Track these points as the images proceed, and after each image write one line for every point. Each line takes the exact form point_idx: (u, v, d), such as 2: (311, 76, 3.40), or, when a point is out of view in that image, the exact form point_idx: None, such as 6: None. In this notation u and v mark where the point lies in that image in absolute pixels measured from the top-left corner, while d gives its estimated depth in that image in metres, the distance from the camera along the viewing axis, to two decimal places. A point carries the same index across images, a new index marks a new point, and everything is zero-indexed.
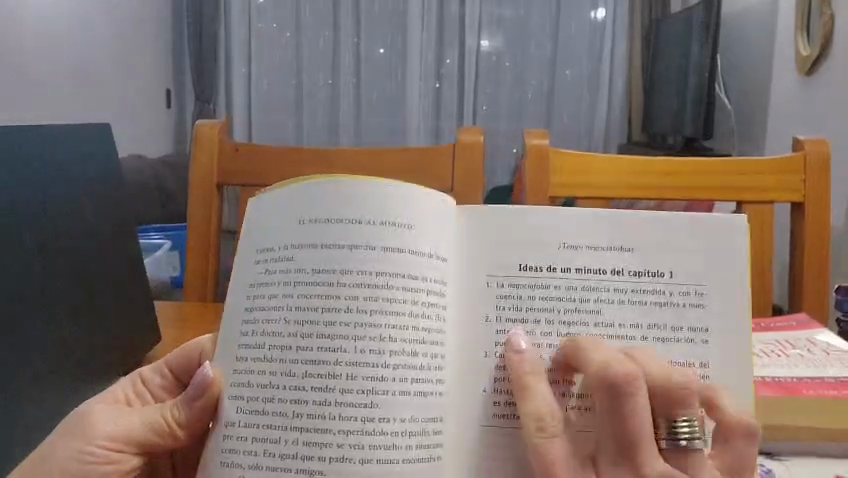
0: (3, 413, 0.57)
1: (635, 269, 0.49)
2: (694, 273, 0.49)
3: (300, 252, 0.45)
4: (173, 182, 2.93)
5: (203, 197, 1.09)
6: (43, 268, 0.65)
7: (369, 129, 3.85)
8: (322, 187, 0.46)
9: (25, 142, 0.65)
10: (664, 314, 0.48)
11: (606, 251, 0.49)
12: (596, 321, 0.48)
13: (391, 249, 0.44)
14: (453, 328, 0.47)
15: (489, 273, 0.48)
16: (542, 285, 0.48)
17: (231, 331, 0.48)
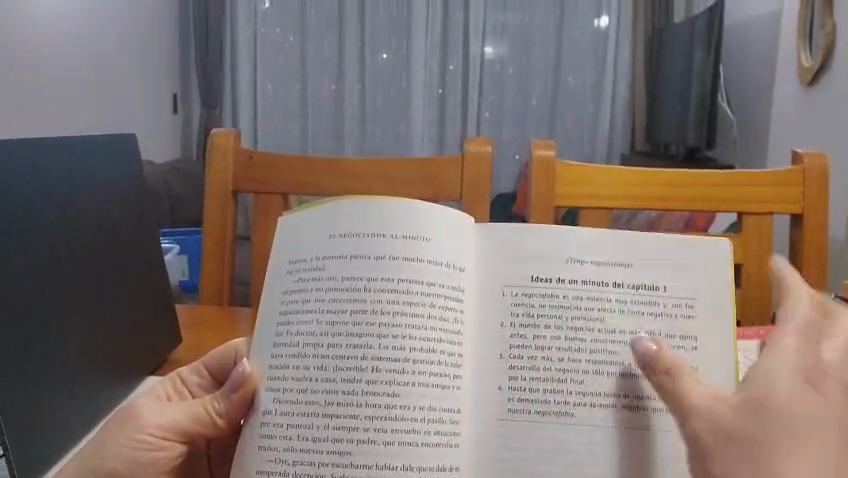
0: (35, 407, 0.60)
1: (633, 282, 0.52)
2: (682, 287, 0.52)
3: (330, 262, 0.50)
4: (180, 186, 2.97)
5: (218, 204, 1.12)
6: (74, 270, 0.68)
7: (375, 134, 3.88)
8: (353, 205, 0.51)
9: (58, 148, 0.69)
10: (658, 323, 0.52)
11: (610, 266, 0.52)
12: (597, 328, 0.51)
13: (411, 257, 0.49)
14: (470, 329, 0.50)
15: (504, 284, 0.51)
16: (551, 295, 0.51)
17: (265, 333, 0.51)
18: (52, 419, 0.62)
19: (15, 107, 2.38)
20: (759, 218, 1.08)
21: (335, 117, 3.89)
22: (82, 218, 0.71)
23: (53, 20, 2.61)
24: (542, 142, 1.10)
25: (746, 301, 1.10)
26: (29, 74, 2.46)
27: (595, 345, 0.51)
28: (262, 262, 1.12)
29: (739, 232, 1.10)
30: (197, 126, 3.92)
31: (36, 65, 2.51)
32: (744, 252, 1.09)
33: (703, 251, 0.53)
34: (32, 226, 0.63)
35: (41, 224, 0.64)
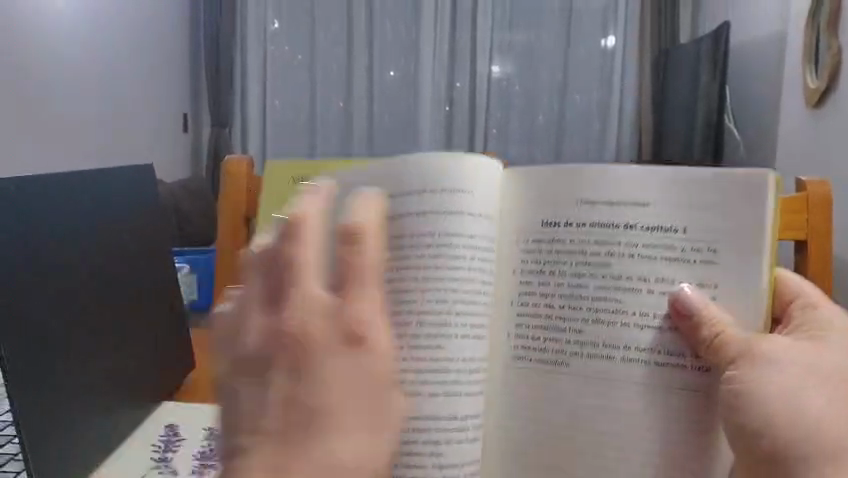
0: (63, 425, 0.61)
1: (649, 222, 0.52)
2: (706, 232, 0.51)
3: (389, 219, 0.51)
4: (188, 206, 2.99)
5: (230, 230, 1.14)
6: (99, 296, 0.70)
7: (382, 153, 3.91)
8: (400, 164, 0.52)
9: (83, 180, 0.71)
10: (675, 269, 0.52)
11: (630, 206, 0.52)
12: (605, 275, 0.52)
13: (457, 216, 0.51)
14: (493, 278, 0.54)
15: (525, 235, 0.55)
16: (558, 241, 0.54)
17: None
18: (77, 437, 0.63)
19: (25, 123, 2.42)
20: None
21: (344, 136, 3.92)
22: (106, 253, 0.73)
23: (65, 42, 2.66)
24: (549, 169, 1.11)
25: None
26: (41, 91, 2.51)
27: (598, 289, 0.53)
28: None
29: None
30: (206, 145, 3.95)
31: (49, 83, 2.55)
32: None
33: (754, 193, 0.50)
34: (61, 252, 0.65)
35: (72, 260, 0.66)
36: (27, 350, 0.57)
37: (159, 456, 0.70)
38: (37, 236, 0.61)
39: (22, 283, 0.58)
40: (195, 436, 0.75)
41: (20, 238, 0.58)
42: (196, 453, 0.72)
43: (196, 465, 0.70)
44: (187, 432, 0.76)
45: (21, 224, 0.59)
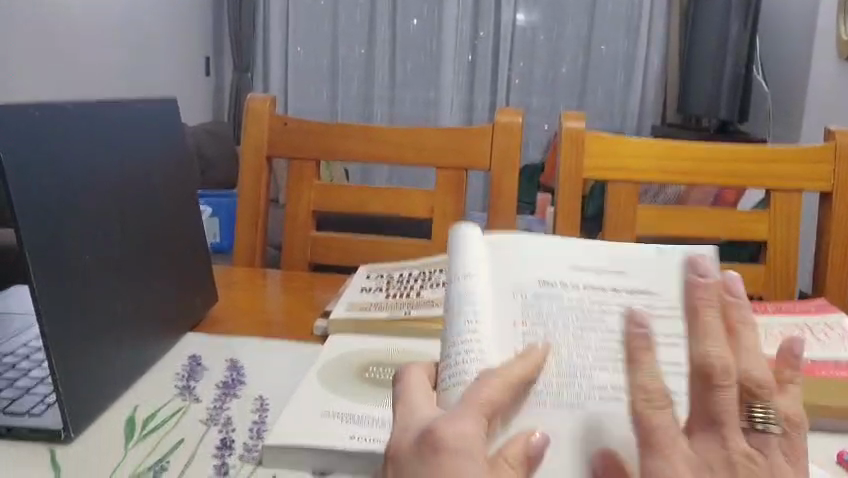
0: (89, 354, 0.62)
1: (624, 285, 0.47)
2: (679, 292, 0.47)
3: (451, 314, 0.43)
4: (212, 148, 2.99)
5: (254, 169, 1.15)
6: (121, 229, 0.71)
7: (404, 100, 3.87)
8: (457, 254, 0.45)
9: (105, 111, 0.71)
10: (664, 321, 0.45)
11: (597, 274, 0.47)
12: (601, 328, 0.45)
13: (470, 291, 0.44)
14: (496, 338, 0.43)
15: (515, 286, 0.46)
16: (557, 300, 0.46)
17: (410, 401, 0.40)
18: (106, 369, 0.64)
19: (46, 59, 2.42)
20: (788, 195, 1.08)
21: (365, 83, 3.87)
22: (129, 185, 0.73)
23: None
24: (572, 114, 1.10)
25: (771, 277, 1.10)
26: (61, 28, 2.50)
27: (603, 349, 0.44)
28: (296, 225, 1.15)
29: (767, 209, 1.10)
30: (228, 91, 3.94)
31: (67, 20, 2.52)
32: (771, 229, 1.09)
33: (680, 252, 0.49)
34: (83, 182, 0.65)
35: (92, 189, 0.66)
36: (46, 277, 0.58)
37: (182, 385, 0.68)
38: (55, 162, 0.61)
39: (39, 207, 0.58)
40: (219, 365, 0.72)
41: (36, 164, 0.59)
42: (220, 382, 0.68)
43: (218, 394, 0.66)
44: (211, 362, 0.73)
45: (35, 144, 0.59)
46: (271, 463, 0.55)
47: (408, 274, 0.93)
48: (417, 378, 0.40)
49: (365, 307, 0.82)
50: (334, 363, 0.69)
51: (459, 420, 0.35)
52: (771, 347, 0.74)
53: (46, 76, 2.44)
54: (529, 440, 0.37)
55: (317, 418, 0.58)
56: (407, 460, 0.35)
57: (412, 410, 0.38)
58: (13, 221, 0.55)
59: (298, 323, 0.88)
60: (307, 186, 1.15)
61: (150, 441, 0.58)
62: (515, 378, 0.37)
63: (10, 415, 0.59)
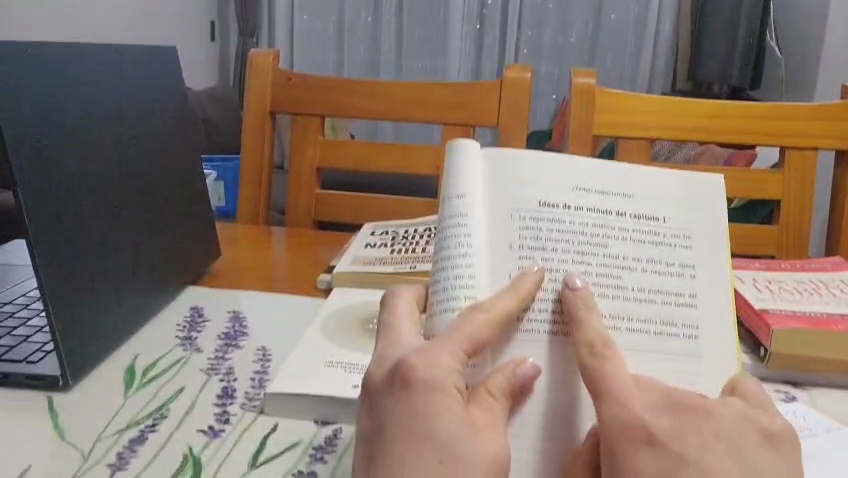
0: (88, 301, 0.61)
1: (634, 212, 0.46)
2: (681, 216, 0.47)
3: (444, 240, 0.43)
4: (216, 114, 2.93)
5: (258, 124, 1.13)
6: (119, 178, 0.69)
7: (411, 68, 3.43)
8: (455, 171, 0.44)
9: (99, 57, 0.69)
10: (660, 251, 0.46)
11: (612, 196, 0.46)
12: (603, 254, 0.45)
13: (463, 216, 0.43)
14: (486, 267, 0.43)
15: (512, 208, 0.44)
16: (558, 221, 0.45)
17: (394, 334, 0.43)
18: (105, 318, 0.63)
19: None
20: (803, 152, 1.06)
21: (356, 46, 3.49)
22: (128, 135, 0.71)
23: None
24: (583, 70, 1.07)
25: (783, 236, 1.07)
26: None
27: (602, 274, 0.44)
28: (300, 182, 1.13)
29: (781, 168, 1.08)
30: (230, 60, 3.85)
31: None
32: (784, 187, 1.07)
33: (700, 185, 0.48)
34: (79, 127, 0.63)
35: (90, 136, 0.65)
36: (42, 226, 0.56)
37: (184, 336, 0.67)
38: (47, 105, 0.59)
39: (39, 164, 0.57)
40: (220, 318, 0.71)
41: (28, 107, 0.57)
42: (222, 333, 0.67)
43: (220, 344, 0.65)
44: (213, 314, 0.72)
45: (27, 86, 0.57)
46: (274, 412, 0.54)
47: (414, 231, 0.91)
48: (405, 306, 0.45)
49: (369, 263, 0.81)
50: (337, 315, 0.68)
51: (440, 352, 0.40)
52: (786, 300, 0.72)
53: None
54: (515, 370, 0.40)
55: (321, 369, 0.57)
56: (393, 386, 0.39)
57: (396, 339, 0.42)
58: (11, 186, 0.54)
59: (302, 277, 0.86)
60: (312, 143, 1.13)
61: (150, 389, 0.57)
62: (502, 315, 0.40)
63: (6, 363, 0.58)
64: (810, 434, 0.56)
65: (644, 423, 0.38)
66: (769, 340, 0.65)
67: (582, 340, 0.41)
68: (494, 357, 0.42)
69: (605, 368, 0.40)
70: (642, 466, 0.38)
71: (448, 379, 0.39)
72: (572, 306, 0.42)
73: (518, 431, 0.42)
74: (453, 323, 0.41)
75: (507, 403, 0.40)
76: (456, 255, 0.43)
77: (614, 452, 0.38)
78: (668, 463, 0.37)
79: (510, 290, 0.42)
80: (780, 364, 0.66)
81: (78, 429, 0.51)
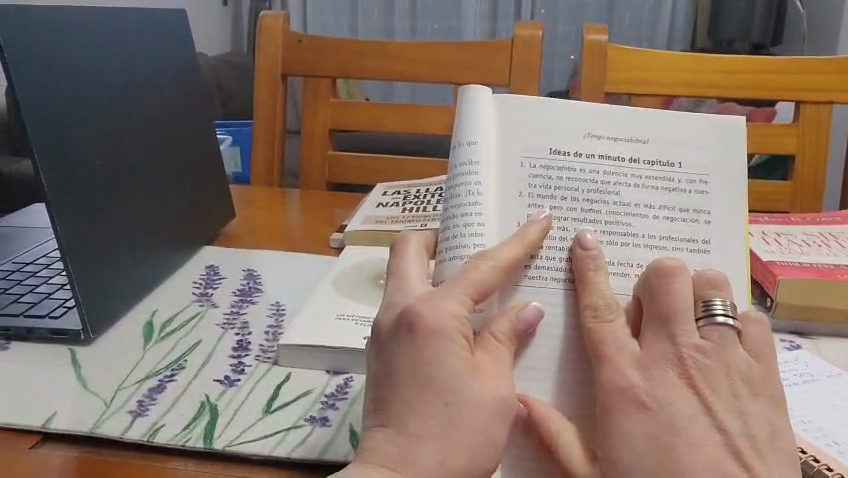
0: (104, 260, 0.62)
1: (649, 158, 0.46)
2: (699, 160, 0.46)
3: (454, 189, 0.44)
4: (232, 81, 2.92)
5: (269, 88, 1.13)
6: (133, 142, 0.71)
7: (426, 29, 3.37)
8: (465, 121, 0.44)
9: (109, 21, 0.70)
10: (673, 197, 0.46)
11: (624, 143, 0.46)
12: (614, 202, 0.45)
13: (473, 165, 0.44)
14: (495, 216, 0.44)
15: (523, 155, 0.45)
16: (569, 169, 0.45)
17: (401, 281, 0.44)
18: (123, 276, 0.65)
19: None
20: (818, 106, 1.04)
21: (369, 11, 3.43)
22: (138, 95, 0.72)
23: None
24: (595, 26, 1.07)
25: (797, 192, 1.07)
26: None
27: (610, 222, 0.45)
28: (313, 146, 1.14)
29: (795, 122, 1.07)
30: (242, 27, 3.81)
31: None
32: (799, 142, 1.06)
33: (721, 127, 0.47)
34: (92, 90, 0.65)
35: (101, 97, 0.66)
36: (59, 190, 0.58)
37: (200, 292, 0.69)
38: (60, 68, 0.61)
39: (48, 120, 0.58)
40: (235, 275, 0.73)
41: (39, 70, 0.58)
42: (237, 289, 0.69)
43: (235, 299, 0.67)
44: (229, 272, 0.74)
45: (39, 51, 0.58)
46: (286, 362, 0.56)
47: (425, 191, 0.92)
48: (414, 251, 0.46)
49: (381, 221, 0.82)
50: (347, 272, 0.70)
51: (445, 300, 0.40)
52: (793, 253, 0.72)
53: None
54: (518, 314, 0.42)
55: (331, 321, 0.59)
56: (398, 334, 0.40)
57: (404, 284, 0.43)
58: (28, 153, 0.55)
59: (316, 237, 0.88)
60: (323, 106, 1.13)
61: (168, 343, 0.59)
62: (508, 262, 0.42)
63: (30, 318, 0.60)
64: (811, 380, 0.58)
65: (635, 390, 0.41)
66: (775, 291, 0.66)
67: (589, 304, 0.43)
68: (503, 301, 0.43)
69: (605, 332, 0.43)
70: (634, 431, 0.41)
71: (453, 326, 0.40)
72: (581, 267, 0.44)
73: (531, 373, 0.43)
74: (460, 271, 0.41)
75: (513, 346, 0.42)
76: (466, 203, 0.43)
77: (608, 412, 0.41)
78: (656, 428, 0.40)
79: (517, 237, 0.43)
80: (785, 314, 0.67)
81: (100, 379, 0.53)
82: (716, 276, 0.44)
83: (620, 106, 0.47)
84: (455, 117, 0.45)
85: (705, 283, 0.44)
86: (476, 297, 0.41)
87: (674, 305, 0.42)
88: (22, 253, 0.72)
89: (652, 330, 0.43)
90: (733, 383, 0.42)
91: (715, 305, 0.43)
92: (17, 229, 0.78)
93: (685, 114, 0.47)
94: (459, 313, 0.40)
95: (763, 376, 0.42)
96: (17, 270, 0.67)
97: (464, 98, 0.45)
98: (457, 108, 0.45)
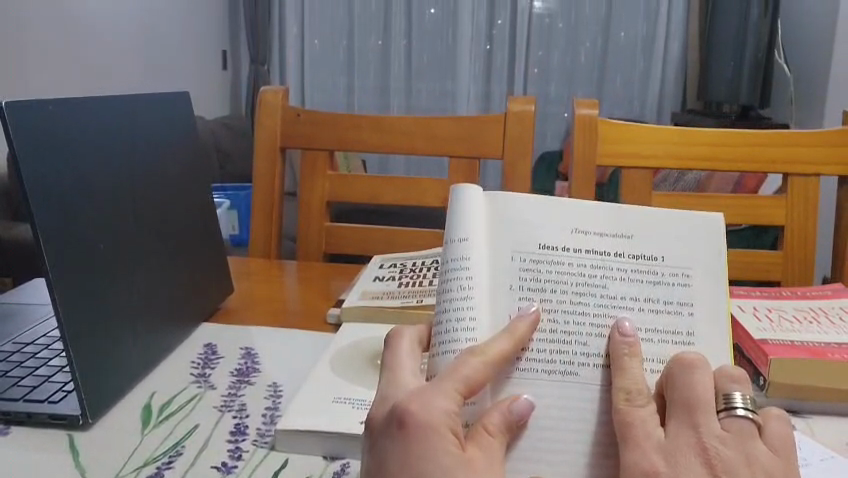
0: (104, 340, 0.63)
1: (634, 252, 0.47)
2: (681, 254, 0.48)
3: (446, 285, 0.45)
4: (231, 142, 2.97)
5: (269, 161, 1.16)
6: (136, 220, 0.72)
7: (422, 92, 3.45)
8: (459, 219, 0.46)
9: (119, 108, 0.72)
10: (658, 290, 0.47)
11: (610, 237, 0.47)
12: (601, 295, 0.46)
13: (465, 261, 0.45)
14: (486, 309, 0.45)
15: (513, 250, 0.46)
16: (557, 263, 0.46)
17: (395, 376, 0.45)
18: (119, 356, 0.65)
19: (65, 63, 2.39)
20: (805, 179, 1.07)
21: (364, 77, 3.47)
22: (141, 175, 0.74)
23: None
24: (586, 100, 1.09)
25: (788, 263, 1.08)
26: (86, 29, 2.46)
27: (598, 313, 0.46)
28: (311, 217, 1.16)
29: (784, 193, 1.09)
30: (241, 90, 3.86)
31: (86, 10, 2.45)
32: (788, 213, 1.08)
33: (699, 225, 0.49)
34: (97, 173, 0.66)
35: (107, 178, 0.68)
36: (59, 262, 0.59)
37: (198, 373, 0.69)
38: (68, 150, 0.63)
39: (53, 196, 0.60)
40: (233, 354, 0.73)
41: (44, 146, 0.59)
42: (235, 369, 0.70)
43: (233, 381, 0.67)
44: (227, 351, 0.74)
45: (46, 127, 0.60)
46: (286, 448, 0.56)
47: (422, 264, 0.94)
48: (409, 344, 0.47)
49: (378, 296, 0.83)
50: (345, 351, 0.70)
51: (436, 397, 0.41)
52: (784, 330, 0.73)
53: (74, 71, 2.39)
54: (511, 406, 0.42)
55: (329, 404, 0.59)
56: (390, 433, 0.41)
57: (398, 379, 0.44)
58: (28, 217, 0.56)
59: (312, 311, 0.88)
60: (320, 178, 1.15)
61: (165, 428, 0.59)
62: (498, 356, 0.42)
63: (30, 402, 0.60)
64: (815, 462, 0.58)
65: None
66: (766, 370, 0.67)
67: (619, 386, 0.44)
68: (496, 394, 0.44)
69: (635, 415, 0.43)
70: None
71: (444, 422, 0.41)
72: (617, 352, 0.45)
73: (544, 462, 0.43)
74: (451, 366, 0.42)
75: (507, 439, 0.42)
76: (459, 298, 0.45)
77: None
78: None
79: (506, 332, 0.43)
80: (780, 394, 0.67)
81: (99, 466, 0.53)
82: (738, 372, 0.46)
83: (603, 203, 0.48)
84: (446, 212, 0.46)
85: (725, 377, 0.46)
86: (468, 393, 0.42)
87: (693, 396, 0.43)
88: (22, 332, 0.72)
89: (677, 421, 0.44)
90: (752, 472, 0.42)
91: (735, 399, 0.44)
92: (20, 306, 0.79)
93: (668, 211, 0.49)
94: (448, 410, 0.41)
95: (782, 468, 0.43)
96: (17, 352, 0.68)
97: (456, 195, 0.46)
98: (450, 204, 0.46)
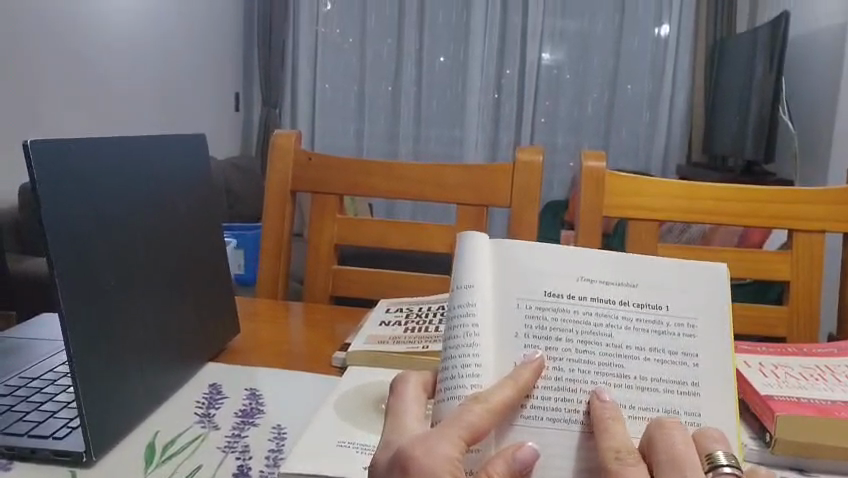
0: (110, 379, 0.63)
1: (639, 301, 0.48)
2: (686, 304, 0.48)
3: (451, 332, 0.46)
4: (240, 184, 2.99)
5: (278, 204, 1.17)
6: (147, 259, 0.73)
7: (430, 139, 3.48)
8: (464, 267, 0.47)
9: (135, 150, 0.73)
10: (662, 340, 0.47)
11: (615, 285, 0.48)
12: (606, 344, 0.47)
13: (469, 308, 0.46)
14: (491, 356, 0.45)
15: (518, 296, 0.47)
16: (563, 309, 0.47)
17: (400, 424, 0.46)
18: (124, 394, 0.65)
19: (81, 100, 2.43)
20: (811, 236, 1.07)
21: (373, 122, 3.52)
22: (153, 216, 0.75)
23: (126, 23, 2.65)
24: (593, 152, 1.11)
25: (793, 320, 1.08)
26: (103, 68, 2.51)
27: (602, 363, 0.46)
28: (318, 260, 1.17)
29: (789, 249, 1.09)
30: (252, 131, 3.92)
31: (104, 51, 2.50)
32: (793, 270, 1.08)
33: (701, 277, 0.49)
34: (111, 213, 0.67)
35: (120, 218, 0.69)
36: (70, 299, 0.59)
37: (202, 413, 0.69)
38: (85, 189, 0.64)
39: (69, 236, 0.60)
40: (237, 395, 0.73)
41: (63, 185, 0.60)
42: (239, 410, 0.70)
43: (237, 422, 0.67)
44: (230, 391, 0.74)
45: (66, 166, 0.61)
46: None
47: (427, 309, 0.94)
48: (414, 392, 0.48)
49: (383, 341, 0.83)
50: (348, 396, 0.70)
51: (438, 443, 0.41)
52: (789, 386, 0.73)
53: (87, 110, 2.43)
54: (514, 455, 0.42)
55: (333, 448, 0.59)
56: None
57: (402, 426, 0.45)
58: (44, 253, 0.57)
59: (316, 354, 0.88)
60: (328, 221, 1.17)
61: (167, 468, 0.59)
62: (500, 404, 0.42)
63: (33, 437, 0.60)
64: None
65: None
66: (774, 425, 0.66)
67: (609, 445, 0.43)
68: (499, 442, 0.44)
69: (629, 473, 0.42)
70: None
71: (445, 469, 0.41)
72: (600, 415, 0.44)
73: None
74: (454, 413, 0.42)
75: None
76: (464, 344, 0.45)
77: None
78: None
79: (509, 380, 0.43)
80: (785, 451, 0.67)
81: None
82: (716, 432, 0.46)
83: (607, 252, 0.49)
84: (454, 259, 0.47)
85: (705, 439, 0.45)
86: (470, 439, 0.42)
87: (672, 452, 0.43)
88: (28, 367, 0.72)
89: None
90: None
91: (719, 458, 0.44)
92: (25, 341, 0.80)
93: (671, 262, 0.49)
94: (449, 455, 0.41)
95: None
96: (22, 386, 0.68)
97: (462, 244, 0.48)
98: (456, 253, 0.47)
